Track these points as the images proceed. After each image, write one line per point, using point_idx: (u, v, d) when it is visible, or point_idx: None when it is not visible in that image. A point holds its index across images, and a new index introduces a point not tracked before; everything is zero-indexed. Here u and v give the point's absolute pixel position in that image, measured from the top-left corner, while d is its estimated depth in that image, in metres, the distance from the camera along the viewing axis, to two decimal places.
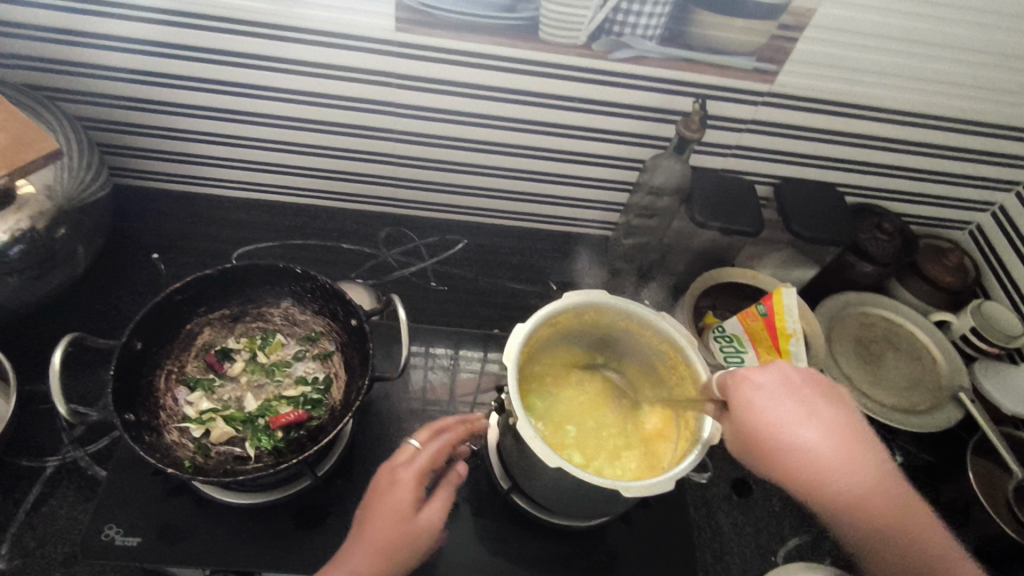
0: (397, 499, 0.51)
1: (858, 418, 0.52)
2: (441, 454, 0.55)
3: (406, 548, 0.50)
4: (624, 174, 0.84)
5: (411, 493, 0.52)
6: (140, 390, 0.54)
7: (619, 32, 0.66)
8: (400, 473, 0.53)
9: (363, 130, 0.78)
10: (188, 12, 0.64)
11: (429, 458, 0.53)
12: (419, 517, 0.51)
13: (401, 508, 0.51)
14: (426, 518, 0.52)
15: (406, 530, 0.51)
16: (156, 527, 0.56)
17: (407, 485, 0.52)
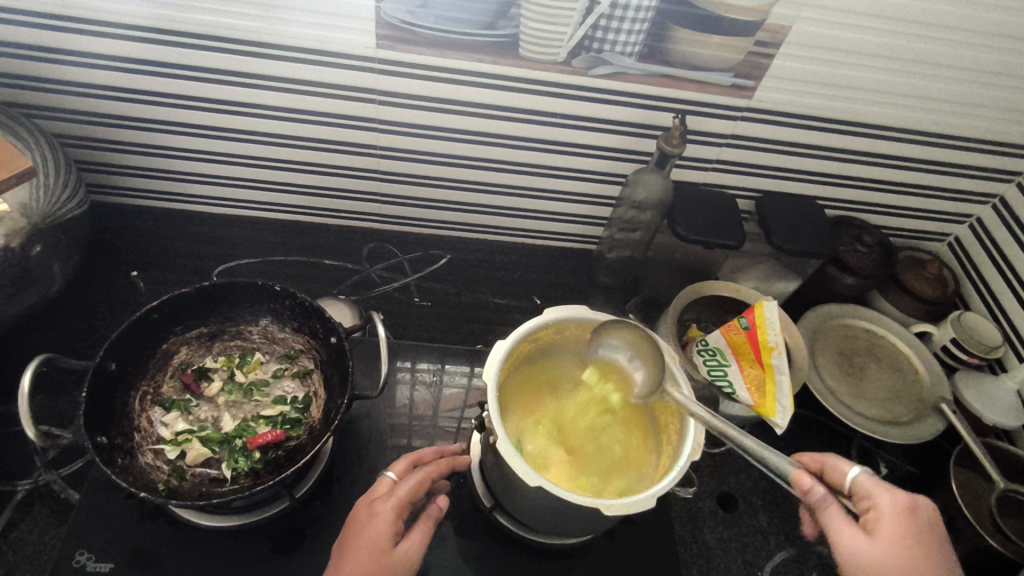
0: (376, 532, 0.49)
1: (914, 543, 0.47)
2: (425, 484, 0.53)
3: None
4: (607, 189, 0.84)
5: (391, 526, 0.50)
6: (112, 412, 0.53)
7: (599, 49, 0.67)
8: (377, 505, 0.51)
9: (345, 145, 0.77)
10: (167, 29, 0.64)
11: (413, 488, 0.52)
12: (397, 551, 0.50)
13: (380, 542, 0.49)
14: (403, 552, 0.50)
15: (384, 563, 0.49)
16: (130, 552, 0.54)
17: (387, 517, 0.50)
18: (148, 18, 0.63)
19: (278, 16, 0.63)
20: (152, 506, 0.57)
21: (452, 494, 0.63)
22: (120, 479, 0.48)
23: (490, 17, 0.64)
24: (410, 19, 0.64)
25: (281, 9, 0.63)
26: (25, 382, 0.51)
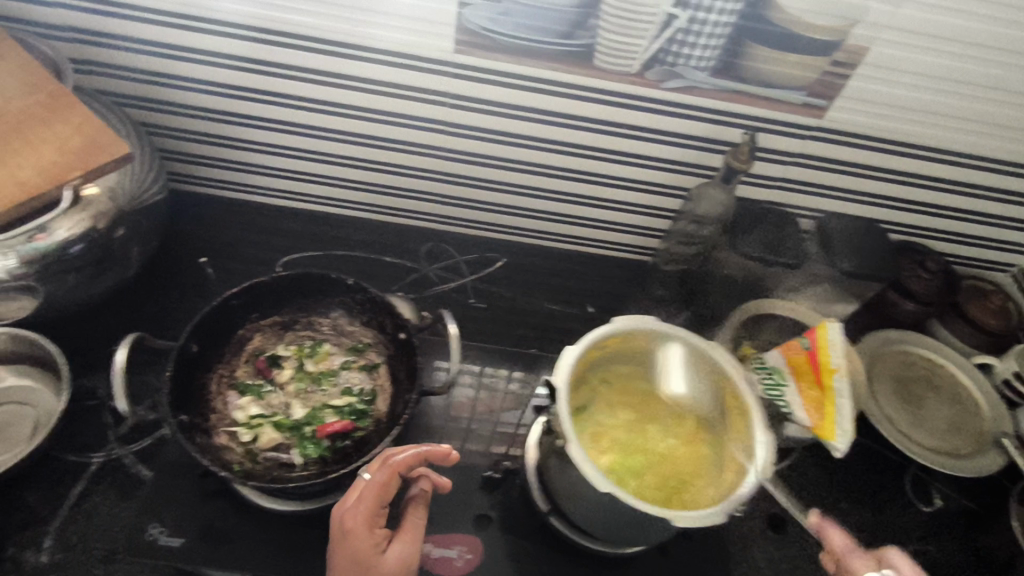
0: (353, 549, 0.48)
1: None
2: (388, 489, 0.51)
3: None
4: (666, 202, 0.84)
5: (368, 538, 0.49)
6: (193, 392, 0.55)
7: (673, 63, 0.67)
8: (350, 520, 0.49)
9: (413, 146, 0.78)
10: (255, 27, 0.66)
11: (375, 499, 0.50)
12: (381, 560, 0.48)
13: (362, 555, 0.48)
14: (393, 558, 0.49)
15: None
16: (201, 528, 0.56)
17: (361, 531, 0.49)
18: (238, 15, 0.65)
19: (361, 17, 0.65)
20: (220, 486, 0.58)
21: (507, 494, 0.63)
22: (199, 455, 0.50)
23: (568, 27, 0.65)
24: (489, 25, 0.65)
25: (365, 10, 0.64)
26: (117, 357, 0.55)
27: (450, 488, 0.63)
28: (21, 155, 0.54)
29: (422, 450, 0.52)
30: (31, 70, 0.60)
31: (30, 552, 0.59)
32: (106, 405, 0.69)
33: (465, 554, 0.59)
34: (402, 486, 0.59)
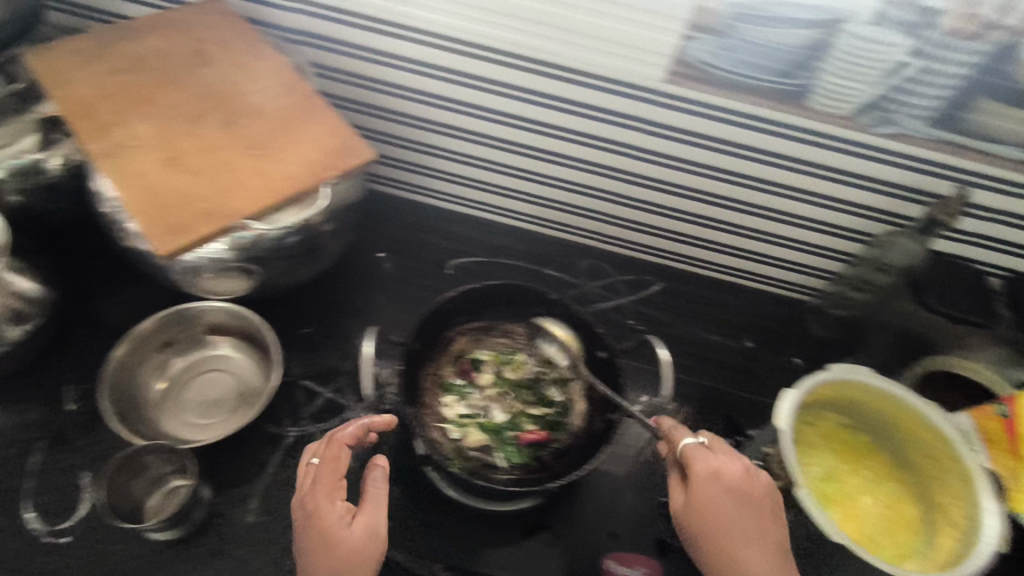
0: (322, 523, 0.51)
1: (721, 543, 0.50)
2: (342, 465, 0.54)
3: (354, 568, 0.50)
4: (844, 245, 0.82)
5: (334, 512, 0.51)
6: (416, 383, 0.60)
7: (890, 110, 0.65)
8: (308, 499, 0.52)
9: (598, 167, 0.79)
10: (473, 43, 0.67)
11: (331, 475, 0.53)
12: (347, 534, 0.51)
13: (330, 531, 0.50)
14: (360, 531, 0.51)
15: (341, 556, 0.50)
16: (404, 515, 0.61)
17: (323, 504, 0.51)
18: (457, 31, 0.67)
19: (576, 41, 0.65)
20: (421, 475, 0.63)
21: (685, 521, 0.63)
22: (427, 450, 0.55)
23: (789, 67, 0.63)
24: (708, 59, 0.64)
25: (584, 34, 0.64)
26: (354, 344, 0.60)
27: (627, 508, 0.64)
28: (290, 152, 0.58)
29: (366, 424, 0.56)
30: (281, 73, 0.63)
31: (239, 512, 0.65)
32: (298, 383, 0.75)
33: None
34: (585, 498, 0.63)
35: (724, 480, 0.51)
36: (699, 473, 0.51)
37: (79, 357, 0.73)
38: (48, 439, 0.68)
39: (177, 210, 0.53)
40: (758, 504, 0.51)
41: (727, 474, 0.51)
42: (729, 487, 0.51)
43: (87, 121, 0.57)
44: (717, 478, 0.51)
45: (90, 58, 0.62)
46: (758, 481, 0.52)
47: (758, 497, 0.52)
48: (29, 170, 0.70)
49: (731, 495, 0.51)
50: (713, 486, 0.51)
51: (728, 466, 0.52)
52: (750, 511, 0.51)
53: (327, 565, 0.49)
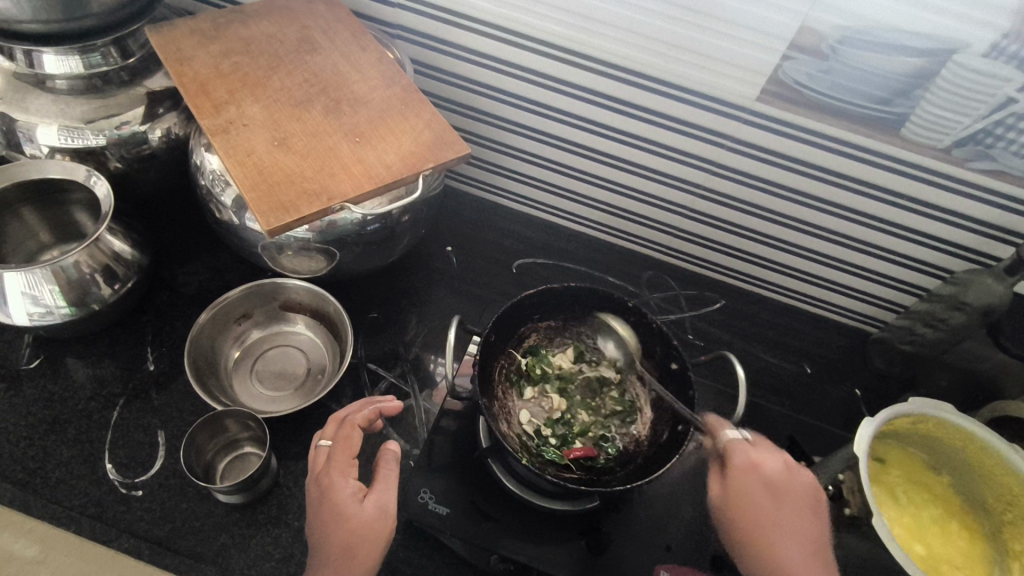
0: (335, 496, 0.55)
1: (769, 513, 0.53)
2: (355, 445, 0.58)
3: (366, 541, 0.53)
4: (918, 278, 0.81)
5: (346, 489, 0.55)
6: (487, 375, 0.62)
7: (989, 144, 0.63)
8: (322, 473, 0.57)
9: (673, 178, 0.81)
10: (568, 49, 0.70)
11: (344, 455, 0.57)
12: (360, 508, 0.54)
13: (340, 504, 0.54)
14: (371, 509, 0.55)
15: (348, 526, 0.53)
16: (464, 503, 0.62)
17: (338, 480, 0.56)
18: (554, 36, 0.70)
19: (669, 53, 0.67)
20: (480, 467, 0.64)
21: None
22: (500, 436, 0.57)
23: (889, 93, 0.62)
24: (805, 80, 0.64)
25: (677, 48, 0.66)
26: (449, 335, 0.60)
27: (683, 523, 0.63)
28: (387, 142, 0.61)
29: (378, 407, 0.60)
30: (385, 65, 0.68)
31: (302, 485, 0.67)
32: (363, 365, 0.77)
33: None
34: (645, 506, 0.63)
35: (761, 473, 0.53)
36: (737, 463, 0.54)
37: (161, 319, 0.77)
38: (128, 396, 0.71)
39: (283, 186, 0.56)
40: (795, 499, 0.53)
41: (767, 468, 0.53)
42: (767, 479, 0.53)
43: (204, 96, 0.61)
44: (757, 471, 0.53)
45: (210, 39, 0.67)
46: (798, 476, 0.54)
47: (795, 490, 0.54)
48: (133, 141, 0.74)
49: (768, 488, 0.53)
50: (750, 476, 0.53)
51: (769, 459, 0.54)
52: (789, 506, 0.53)
53: (340, 538, 0.53)
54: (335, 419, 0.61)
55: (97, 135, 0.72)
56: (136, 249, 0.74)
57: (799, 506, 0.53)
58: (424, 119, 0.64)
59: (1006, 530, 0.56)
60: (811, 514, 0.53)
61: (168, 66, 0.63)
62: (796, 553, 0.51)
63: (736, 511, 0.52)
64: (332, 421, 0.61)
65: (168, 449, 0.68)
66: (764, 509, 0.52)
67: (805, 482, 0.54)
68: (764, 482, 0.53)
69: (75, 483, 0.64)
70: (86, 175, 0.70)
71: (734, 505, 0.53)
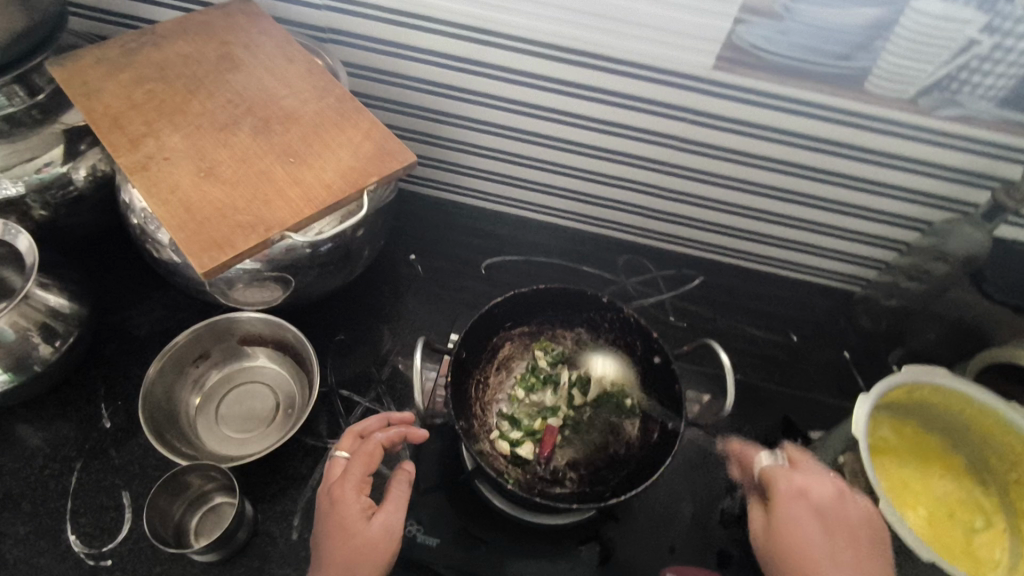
0: (343, 511, 0.51)
1: (813, 539, 0.46)
2: (375, 461, 0.54)
3: (368, 563, 0.49)
4: (895, 233, 0.79)
5: (354, 506, 0.51)
6: (462, 393, 0.59)
7: (956, 90, 0.60)
8: (333, 490, 0.53)
9: (636, 158, 0.78)
10: (508, 35, 0.66)
11: (360, 469, 0.53)
12: (365, 527, 0.50)
13: (348, 520, 0.51)
14: (377, 529, 0.51)
15: (354, 544, 0.50)
16: (455, 530, 0.59)
17: (349, 495, 0.52)
18: (493, 24, 0.65)
19: (613, 28, 0.63)
20: (467, 489, 0.61)
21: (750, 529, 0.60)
22: (484, 462, 0.54)
23: (848, 48, 0.59)
24: (759, 44, 0.60)
25: (622, 21, 0.62)
26: (415, 357, 0.55)
27: (685, 518, 0.61)
28: (326, 159, 0.57)
29: (404, 430, 0.55)
30: (315, 74, 0.63)
31: (283, 530, 0.63)
32: (335, 392, 0.73)
33: None
34: (644, 509, 0.61)
35: (811, 498, 0.48)
36: (783, 491, 0.48)
37: (112, 370, 0.72)
38: (85, 458, 0.66)
39: (217, 221, 0.52)
40: (853, 529, 0.47)
41: (815, 494, 0.48)
42: (817, 506, 0.47)
43: (118, 131, 0.56)
44: (805, 496, 0.48)
45: (119, 67, 0.61)
46: (851, 502, 0.48)
47: (850, 523, 0.47)
48: (55, 184, 0.69)
49: (823, 515, 0.47)
50: (799, 503, 0.48)
51: (818, 483, 0.49)
52: (841, 535, 0.46)
53: (341, 557, 0.49)
54: (354, 433, 0.57)
55: (15, 182, 0.67)
56: (75, 300, 0.69)
57: (853, 537, 0.47)
58: (364, 127, 0.59)
59: (1011, 491, 0.55)
60: (870, 551, 0.46)
61: (76, 101, 0.58)
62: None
63: (783, 548, 0.46)
64: (349, 434, 0.57)
65: (134, 510, 0.63)
66: (817, 538, 0.46)
67: (862, 511, 0.48)
68: (813, 509, 0.47)
69: (38, 561, 0.60)
70: (5, 228, 0.65)
71: (779, 537, 0.47)
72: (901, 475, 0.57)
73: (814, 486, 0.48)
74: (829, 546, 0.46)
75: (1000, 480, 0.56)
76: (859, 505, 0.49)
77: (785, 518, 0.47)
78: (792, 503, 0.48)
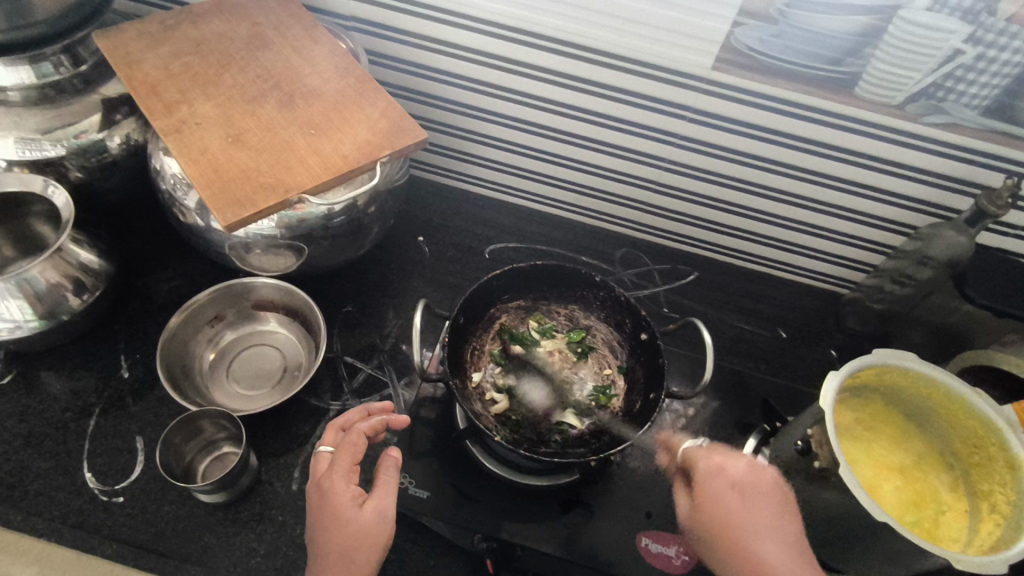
0: (334, 499, 0.53)
1: (732, 509, 0.51)
2: (359, 450, 0.57)
3: (365, 546, 0.52)
4: (884, 236, 0.82)
5: (345, 493, 0.54)
6: (458, 356, 0.63)
7: (942, 97, 0.63)
8: (324, 480, 0.55)
9: (638, 153, 0.81)
10: (522, 29, 0.70)
11: (347, 460, 0.56)
12: (359, 513, 0.53)
13: (339, 507, 0.53)
14: (370, 513, 0.53)
15: (351, 531, 0.52)
16: (445, 486, 0.62)
17: (338, 483, 0.54)
18: (508, 18, 0.70)
19: (620, 26, 0.67)
20: (458, 449, 0.65)
21: None
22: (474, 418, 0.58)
23: (839, 53, 0.62)
24: (756, 46, 0.64)
25: (628, 20, 0.66)
26: (416, 319, 0.59)
27: (664, 490, 0.64)
28: (344, 133, 0.61)
29: (385, 417, 0.58)
30: (338, 56, 0.68)
31: (284, 481, 0.67)
32: (340, 358, 0.77)
33: (682, 555, 0.60)
34: (625, 479, 0.64)
35: (727, 475, 0.53)
36: (702, 471, 0.53)
37: (133, 327, 0.77)
38: (104, 405, 0.71)
39: (240, 182, 0.56)
40: (764, 495, 0.52)
41: (732, 471, 0.53)
42: (734, 481, 0.52)
43: (156, 98, 0.61)
44: (722, 473, 0.53)
45: (159, 41, 0.66)
46: (762, 475, 0.54)
47: (762, 493, 0.52)
48: (91, 149, 0.74)
49: (739, 491, 0.52)
50: (717, 482, 0.52)
51: (732, 462, 0.54)
52: (758, 505, 0.51)
53: (339, 542, 0.52)
54: (338, 427, 0.60)
55: (55, 145, 0.71)
56: (103, 258, 0.74)
57: (771, 507, 0.52)
58: (381, 106, 0.64)
59: (974, 473, 0.58)
60: (785, 513, 0.52)
61: (119, 69, 0.63)
62: (771, 548, 0.49)
63: (713, 526, 0.50)
64: (332, 429, 0.60)
65: (146, 454, 0.67)
66: (737, 511, 0.50)
67: (769, 478, 0.54)
68: (732, 486, 0.52)
69: (55, 495, 0.64)
70: (44, 185, 0.69)
71: (704, 514, 0.51)
72: (869, 456, 0.61)
73: (732, 466, 0.53)
74: (753, 516, 0.51)
75: (965, 464, 0.59)
76: (767, 475, 0.54)
77: (706, 496, 0.52)
78: (714, 483, 0.52)
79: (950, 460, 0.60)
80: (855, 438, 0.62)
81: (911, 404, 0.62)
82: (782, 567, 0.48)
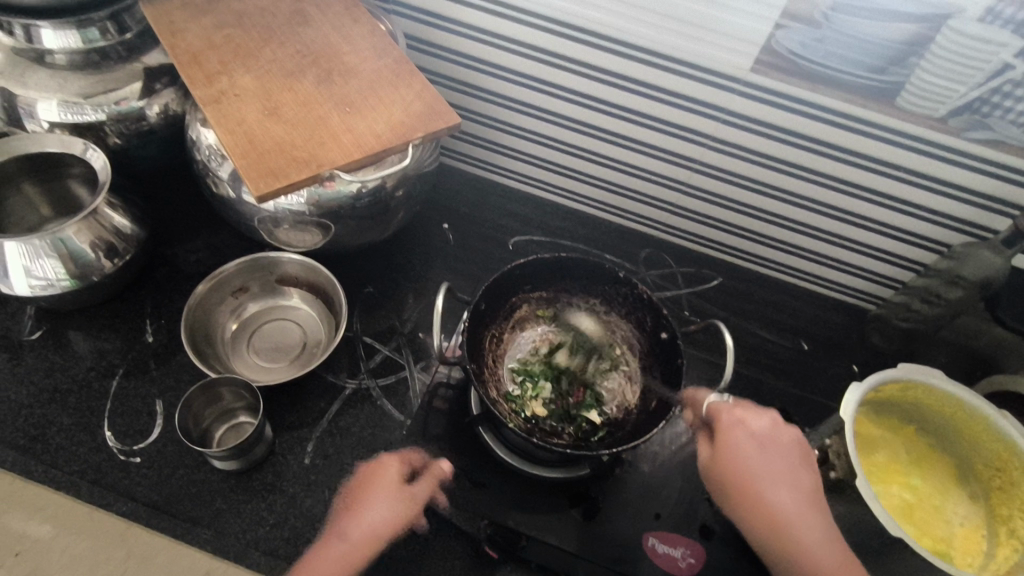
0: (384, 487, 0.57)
1: (762, 462, 0.53)
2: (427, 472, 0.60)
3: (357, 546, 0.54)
4: (915, 253, 0.80)
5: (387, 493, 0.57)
6: (477, 342, 0.63)
7: (986, 113, 0.62)
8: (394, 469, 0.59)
9: (670, 153, 0.80)
10: (561, 21, 0.70)
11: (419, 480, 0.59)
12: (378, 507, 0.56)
13: (379, 493, 0.57)
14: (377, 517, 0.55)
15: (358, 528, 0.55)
16: (455, 469, 0.63)
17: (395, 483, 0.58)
18: (549, 9, 0.70)
19: (660, 23, 0.66)
20: (469, 434, 0.65)
21: None
22: (491, 403, 0.58)
23: (884, 62, 0.61)
24: (799, 50, 0.63)
25: (669, 17, 0.66)
26: (437, 302, 0.59)
27: (674, 491, 0.63)
28: (378, 113, 0.62)
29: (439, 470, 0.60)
30: (377, 37, 0.68)
31: (297, 453, 0.68)
32: (358, 339, 0.78)
33: (687, 557, 0.59)
34: (635, 478, 0.64)
35: (749, 427, 0.55)
36: (725, 423, 0.55)
37: (160, 293, 0.78)
38: (127, 366, 0.72)
39: (274, 155, 0.57)
40: (784, 451, 0.55)
41: (753, 425, 0.55)
42: (755, 434, 0.55)
43: (197, 68, 0.62)
44: (744, 426, 0.55)
45: (204, 13, 0.67)
46: (784, 432, 0.56)
47: (786, 446, 0.55)
48: (131, 116, 0.75)
49: (759, 442, 0.54)
50: (739, 434, 0.54)
51: (755, 417, 0.56)
52: (778, 457, 0.54)
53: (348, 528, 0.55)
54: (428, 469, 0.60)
55: (96, 110, 0.73)
56: (136, 223, 0.75)
57: (791, 459, 0.55)
58: (417, 88, 0.64)
59: (994, 496, 0.58)
60: (803, 463, 0.55)
61: (163, 38, 0.64)
62: (787, 498, 0.52)
63: (750, 486, 0.52)
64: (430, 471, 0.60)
65: (164, 418, 0.69)
66: (757, 462, 0.53)
67: (792, 436, 0.56)
68: (753, 438, 0.54)
69: (76, 450, 0.66)
70: (84, 148, 0.71)
71: (727, 466, 0.53)
72: (890, 470, 0.60)
73: (753, 422, 0.55)
74: (767, 469, 0.53)
75: (984, 486, 0.59)
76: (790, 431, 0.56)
77: (725, 445, 0.54)
78: (743, 439, 0.54)
79: (969, 481, 0.60)
80: (875, 452, 0.61)
81: (933, 421, 0.62)
82: (793, 521, 0.51)
